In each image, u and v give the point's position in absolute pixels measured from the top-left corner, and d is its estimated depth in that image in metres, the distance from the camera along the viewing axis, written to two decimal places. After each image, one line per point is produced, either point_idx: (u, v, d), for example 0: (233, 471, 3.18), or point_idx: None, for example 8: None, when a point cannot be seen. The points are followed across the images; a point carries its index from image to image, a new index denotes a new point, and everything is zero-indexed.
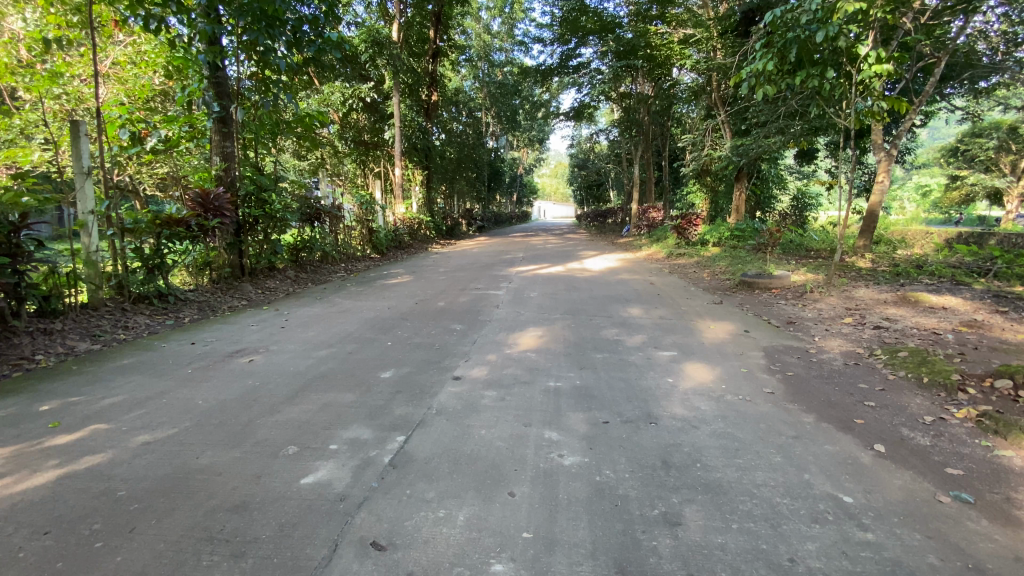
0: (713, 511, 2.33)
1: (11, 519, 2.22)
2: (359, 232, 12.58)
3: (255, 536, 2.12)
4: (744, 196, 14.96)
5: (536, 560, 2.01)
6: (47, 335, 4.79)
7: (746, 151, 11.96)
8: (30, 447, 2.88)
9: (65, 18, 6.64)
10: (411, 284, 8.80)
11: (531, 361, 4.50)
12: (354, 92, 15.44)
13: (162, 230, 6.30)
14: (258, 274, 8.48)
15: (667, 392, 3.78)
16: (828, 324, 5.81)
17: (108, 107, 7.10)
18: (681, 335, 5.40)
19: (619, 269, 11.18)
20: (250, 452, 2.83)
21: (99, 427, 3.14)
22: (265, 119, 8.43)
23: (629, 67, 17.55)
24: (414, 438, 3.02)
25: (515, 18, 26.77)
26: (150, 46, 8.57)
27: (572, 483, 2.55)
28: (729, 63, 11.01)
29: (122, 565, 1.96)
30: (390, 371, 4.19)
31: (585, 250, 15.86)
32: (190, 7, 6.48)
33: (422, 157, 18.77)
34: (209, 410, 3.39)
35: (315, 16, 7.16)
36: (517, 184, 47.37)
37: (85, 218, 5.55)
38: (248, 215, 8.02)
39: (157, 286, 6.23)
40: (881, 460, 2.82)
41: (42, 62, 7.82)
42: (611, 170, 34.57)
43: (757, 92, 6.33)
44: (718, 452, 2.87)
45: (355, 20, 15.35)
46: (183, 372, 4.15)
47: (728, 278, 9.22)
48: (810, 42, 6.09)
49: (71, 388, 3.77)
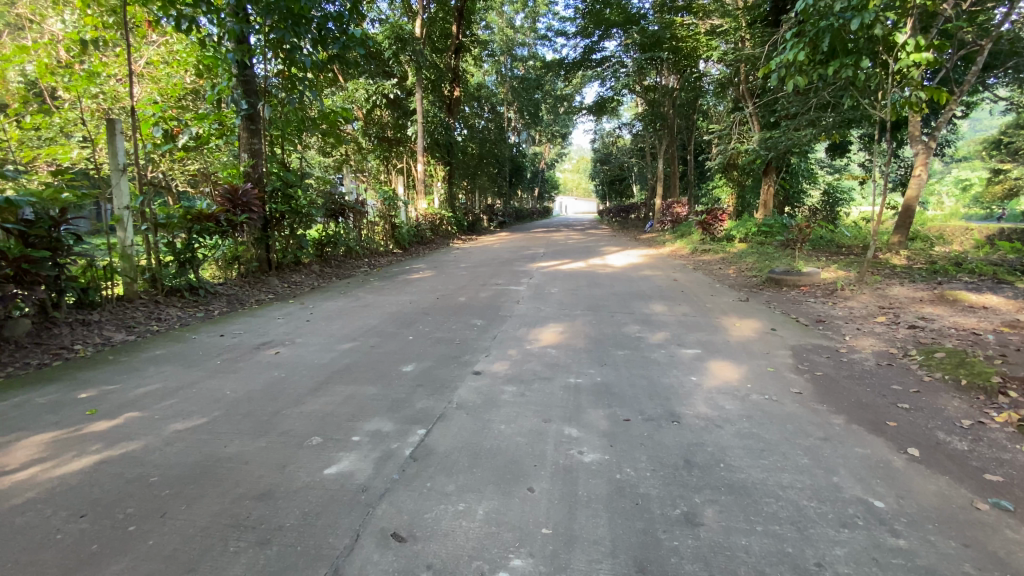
0: (737, 512, 2.29)
1: (50, 502, 2.32)
2: (381, 227, 12.69)
3: (280, 524, 2.17)
4: (772, 190, 14.50)
5: (554, 556, 2.01)
6: (85, 326, 4.99)
7: (774, 144, 11.60)
8: (70, 433, 3.01)
9: (101, 19, 7.04)
10: (434, 280, 8.86)
11: (552, 357, 4.48)
12: (377, 89, 15.34)
13: (193, 225, 6.52)
14: (285, 269, 8.63)
15: (691, 391, 3.71)
16: (859, 323, 5.61)
17: (142, 106, 7.32)
18: (705, 332, 5.30)
19: (642, 264, 11.05)
20: (274, 442, 2.89)
21: (132, 415, 3.25)
22: (291, 116, 8.58)
23: (654, 58, 17.31)
24: (434, 431, 3.03)
25: (537, 11, 26.56)
26: (181, 46, 8.74)
27: (592, 481, 2.53)
28: (759, 53, 10.83)
29: (153, 549, 2.02)
30: (411, 364, 4.23)
31: (607, 246, 15.73)
32: (219, 6, 6.66)
33: (444, 152, 18.92)
34: (237, 401, 3.48)
35: (340, 13, 7.23)
36: (538, 180, 47.33)
37: (121, 213, 5.76)
38: (274, 210, 8.20)
39: (188, 280, 6.44)
40: (915, 465, 2.72)
41: (80, 63, 8.10)
42: (633, 165, 34.13)
43: (789, 84, 6.05)
44: (743, 453, 2.81)
45: (379, 17, 15.48)
46: (213, 363, 4.27)
47: (755, 275, 8.99)
48: (843, 31, 5.84)
49: (107, 377, 3.92)
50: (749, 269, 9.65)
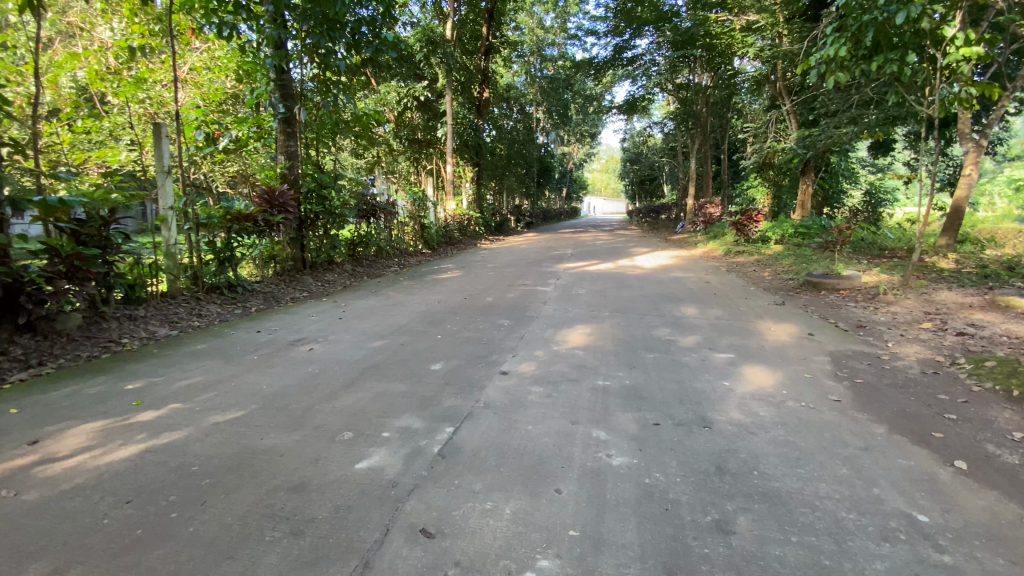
0: (771, 521, 2.22)
1: (99, 488, 2.44)
2: (411, 227, 12.91)
3: (313, 516, 2.23)
4: (810, 190, 14.04)
5: (582, 559, 2.00)
6: (131, 320, 5.24)
7: (813, 143, 11.26)
8: (117, 422, 3.17)
9: (148, 27, 7.38)
10: (462, 279, 8.94)
11: (580, 358, 4.46)
12: (408, 91, 15.61)
13: (232, 225, 6.76)
14: (319, 268, 8.87)
15: (723, 396, 3.63)
16: (902, 330, 5.37)
17: (185, 110, 7.64)
18: (739, 336, 5.17)
19: (672, 266, 10.87)
20: (308, 436, 2.97)
21: (173, 406, 3.40)
22: (326, 119, 8.76)
23: (686, 56, 17.00)
24: (462, 429, 3.06)
25: (567, 11, 26.45)
26: (222, 52, 9.08)
27: (620, 485, 2.50)
28: (797, 48, 10.51)
29: (193, 535, 2.11)
30: (440, 363, 4.28)
31: (636, 247, 15.55)
32: (258, 14, 6.89)
33: (472, 153, 19.07)
34: (273, 395, 3.59)
35: (373, 17, 7.37)
36: (566, 180, 47.18)
37: (166, 213, 6.02)
38: (309, 211, 8.44)
39: (227, 277, 6.68)
40: (962, 478, 2.58)
41: (129, 69, 8.50)
42: (664, 164, 33.59)
43: (829, 81, 5.84)
44: (778, 461, 2.73)
45: (411, 20, 15.74)
46: (250, 358, 4.42)
47: (791, 278, 8.72)
48: (887, 25, 5.62)
49: (152, 370, 4.11)
50: (785, 272, 9.37)
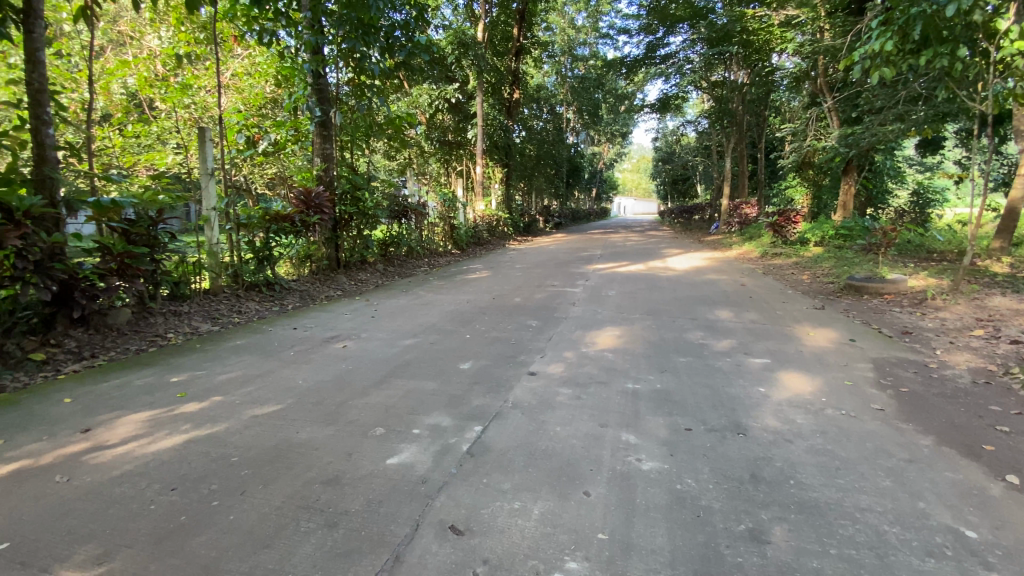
0: (808, 532, 2.16)
1: (147, 475, 2.57)
2: (441, 227, 13.07)
3: (346, 509, 2.29)
4: (853, 190, 13.52)
5: (611, 562, 1.98)
6: (176, 316, 5.49)
7: (856, 141, 10.85)
8: (163, 413, 3.32)
9: (193, 35, 7.74)
10: (491, 280, 8.99)
11: (609, 361, 4.41)
12: (440, 93, 15.83)
13: (271, 225, 6.99)
14: (352, 267, 9.08)
15: (759, 402, 3.53)
16: (952, 337, 5.10)
17: (228, 114, 7.97)
18: (775, 341, 5.03)
19: (706, 268, 10.65)
20: (342, 431, 3.05)
21: (215, 399, 3.54)
22: (361, 122, 8.94)
23: (722, 53, 16.65)
24: (491, 429, 3.08)
25: (600, 10, 26.24)
26: (263, 58, 9.40)
27: (650, 489, 2.47)
28: (839, 43, 10.14)
29: (233, 523, 2.20)
30: (469, 362, 4.32)
31: (667, 248, 15.31)
32: (297, 20, 7.12)
33: (502, 154, 19.15)
34: (308, 390, 3.70)
35: (406, 21, 7.49)
36: (596, 180, 46.84)
37: (209, 214, 6.27)
38: (344, 211, 8.65)
39: (265, 276, 6.92)
40: (1015, 494, 2.44)
41: (176, 76, 8.89)
42: (697, 164, 32.93)
43: (873, 77, 5.61)
44: (816, 471, 2.64)
45: (443, 23, 15.96)
46: (287, 354, 4.57)
47: (832, 282, 8.41)
48: (937, 17, 5.36)
49: (195, 364, 4.29)
50: (825, 275, 9.04)
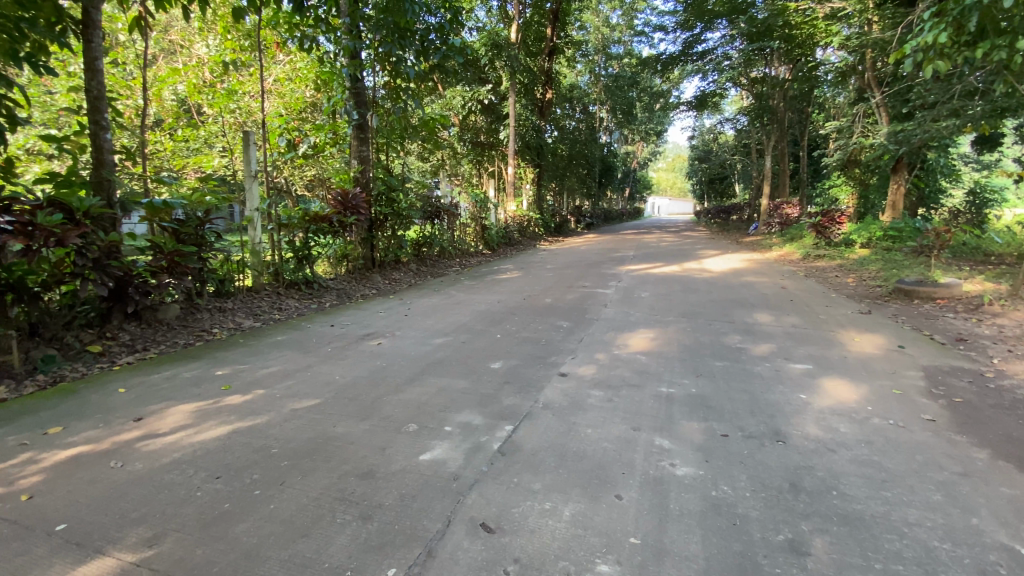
0: (851, 545, 2.07)
1: (194, 463, 2.70)
2: (473, 228, 13.18)
3: (380, 502, 2.35)
4: (903, 189, 12.88)
5: (642, 567, 1.96)
6: (221, 312, 5.73)
7: (907, 137, 10.33)
8: (209, 404, 3.48)
9: (238, 43, 8.26)
10: (523, 280, 9.00)
11: (642, 363, 4.35)
12: (473, 95, 15.99)
13: (310, 226, 7.23)
14: (386, 266, 9.27)
15: (799, 409, 3.41)
16: (1012, 345, 4.79)
17: (271, 119, 8.38)
18: (817, 347, 4.84)
19: (744, 270, 10.34)
20: (376, 426, 3.12)
21: (257, 392, 3.69)
22: (396, 124, 9.09)
23: (762, 49, 16.25)
24: (522, 429, 3.09)
25: (635, 8, 25.90)
26: (303, 64, 9.73)
27: (684, 495, 2.43)
28: (888, 36, 9.69)
29: (274, 511, 2.29)
30: (499, 362, 4.34)
31: (702, 249, 14.95)
32: (336, 26, 7.33)
33: (534, 155, 19.13)
34: (344, 386, 3.80)
35: (441, 24, 7.58)
36: (629, 180, 46.21)
37: (252, 214, 6.49)
38: (379, 212, 8.85)
39: (304, 274, 7.14)
40: None
41: (223, 82, 9.29)
42: (735, 163, 32.05)
43: (926, 71, 5.31)
44: (861, 482, 2.53)
45: (477, 25, 16.11)
46: (324, 350, 4.71)
47: (879, 285, 8.02)
48: (996, 7, 5.05)
49: (239, 358, 4.48)
50: (871, 278, 8.64)
